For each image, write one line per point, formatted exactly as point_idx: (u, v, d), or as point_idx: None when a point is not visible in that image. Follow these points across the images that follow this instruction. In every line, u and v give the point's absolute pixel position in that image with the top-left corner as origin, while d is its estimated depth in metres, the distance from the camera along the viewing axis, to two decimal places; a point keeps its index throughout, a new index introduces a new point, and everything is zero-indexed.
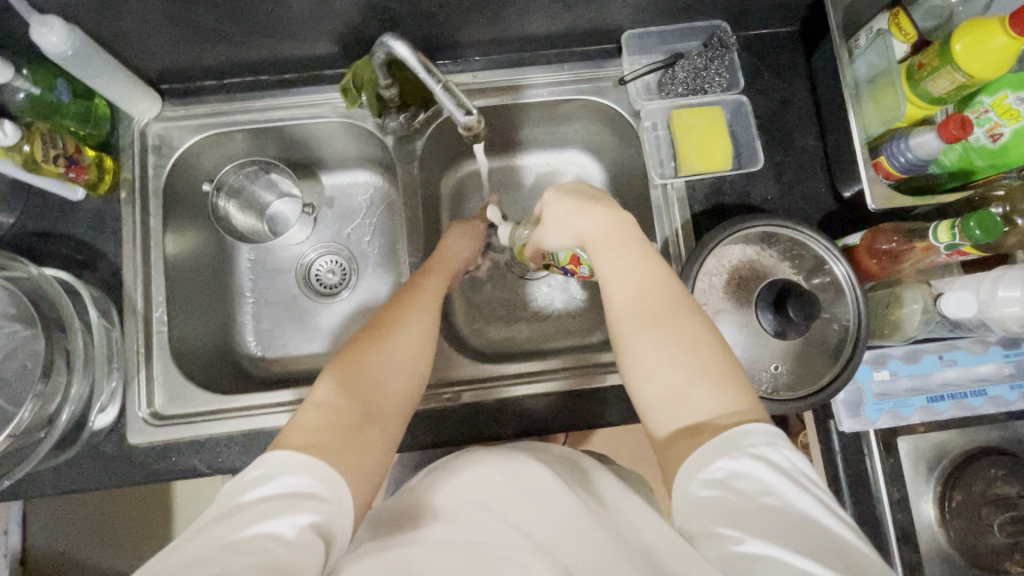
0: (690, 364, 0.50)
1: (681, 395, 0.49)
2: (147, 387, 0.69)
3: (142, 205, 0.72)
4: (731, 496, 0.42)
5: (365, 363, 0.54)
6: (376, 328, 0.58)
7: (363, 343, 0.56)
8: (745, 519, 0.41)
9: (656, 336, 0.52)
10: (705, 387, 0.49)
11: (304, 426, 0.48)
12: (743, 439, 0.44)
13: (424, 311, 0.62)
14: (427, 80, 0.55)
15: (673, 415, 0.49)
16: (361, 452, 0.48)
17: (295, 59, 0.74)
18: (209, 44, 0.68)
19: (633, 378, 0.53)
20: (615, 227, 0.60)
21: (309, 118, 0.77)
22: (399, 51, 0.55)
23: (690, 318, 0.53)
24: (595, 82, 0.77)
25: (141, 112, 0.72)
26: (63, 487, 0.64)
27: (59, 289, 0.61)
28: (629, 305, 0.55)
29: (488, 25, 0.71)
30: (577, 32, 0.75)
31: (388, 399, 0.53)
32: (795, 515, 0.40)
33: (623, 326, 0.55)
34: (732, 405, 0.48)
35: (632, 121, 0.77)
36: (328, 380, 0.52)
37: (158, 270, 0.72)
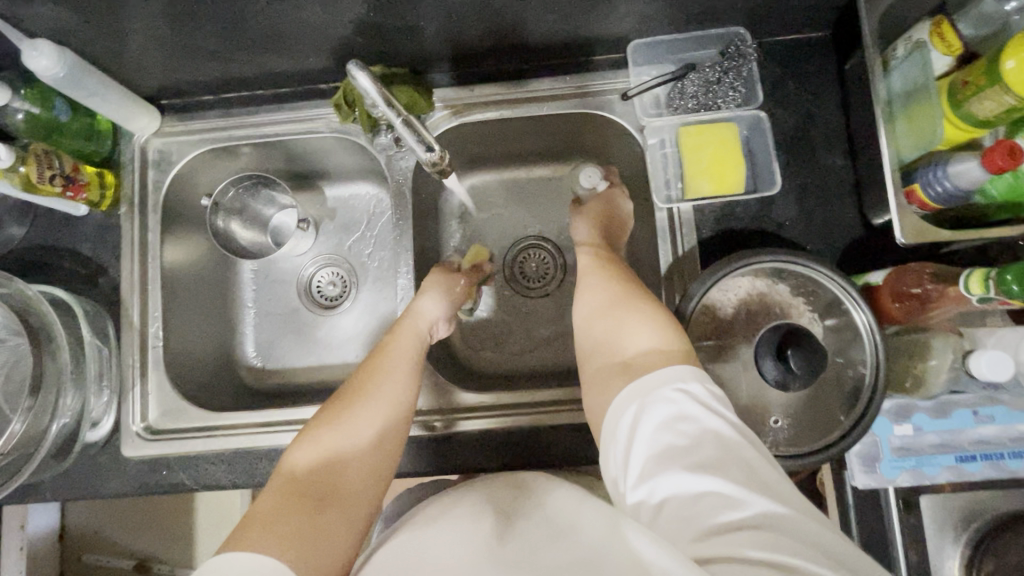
0: (629, 322, 0.55)
1: (621, 352, 0.53)
2: (142, 400, 0.71)
3: (142, 220, 0.73)
4: (663, 432, 0.43)
5: (324, 441, 0.55)
6: (343, 401, 0.59)
7: (328, 420, 0.57)
8: (679, 452, 0.42)
9: (607, 307, 0.59)
10: (644, 327, 0.54)
11: (263, 513, 0.50)
12: (664, 376, 0.47)
13: (397, 380, 0.61)
14: (389, 114, 0.56)
15: (616, 357, 0.53)
16: (318, 540, 0.48)
17: (288, 74, 0.72)
18: (201, 61, 0.68)
19: (589, 337, 0.59)
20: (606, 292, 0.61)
21: (304, 133, 0.75)
22: (359, 81, 0.53)
23: (638, 294, 0.59)
24: (600, 94, 0.72)
25: (140, 128, 0.73)
26: (61, 494, 0.67)
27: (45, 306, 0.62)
28: (593, 291, 0.62)
29: (483, 38, 0.68)
30: (581, 42, 0.70)
31: (353, 477, 0.54)
32: (712, 442, 0.42)
33: (586, 300, 0.62)
34: (664, 348, 0.51)
35: (638, 137, 0.71)
36: (293, 460, 0.54)
37: (155, 284, 0.73)
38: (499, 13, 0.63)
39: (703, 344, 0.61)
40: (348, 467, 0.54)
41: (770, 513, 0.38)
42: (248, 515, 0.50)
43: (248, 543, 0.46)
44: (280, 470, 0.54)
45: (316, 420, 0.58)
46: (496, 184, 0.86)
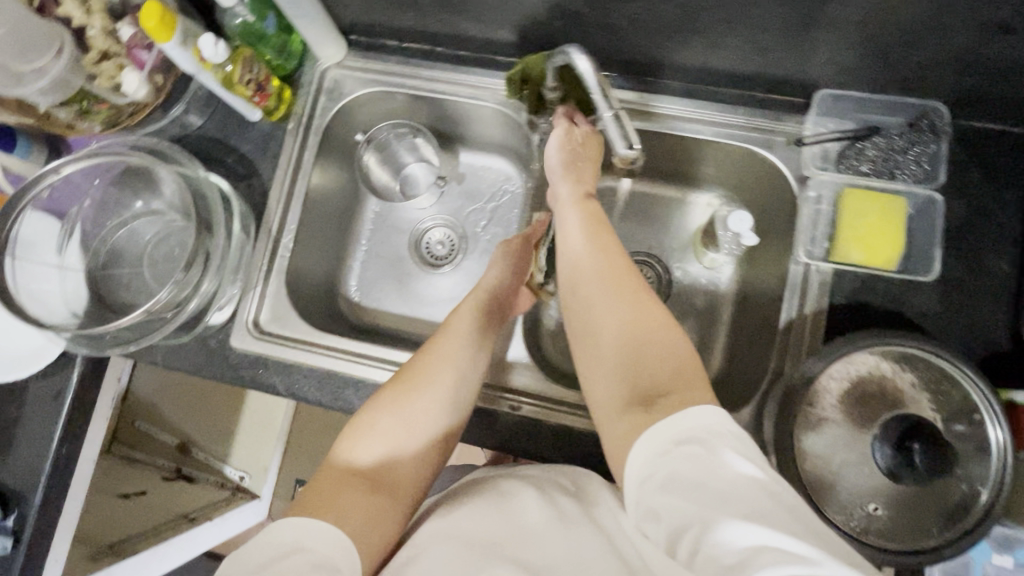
0: (649, 352, 0.52)
1: (641, 386, 0.51)
2: (259, 300, 0.76)
3: (304, 139, 0.79)
4: (698, 476, 0.42)
5: (385, 422, 0.58)
6: (406, 386, 0.61)
7: (387, 404, 0.59)
8: (723, 501, 0.40)
9: (619, 325, 0.55)
10: (659, 361, 0.51)
11: (327, 484, 0.54)
12: (691, 421, 0.45)
13: (456, 367, 0.63)
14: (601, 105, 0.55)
15: (624, 390, 0.52)
16: (376, 519, 0.52)
17: (473, 39, 0.75)
18: (401, 9, 0.72)
19: (590, 351, 0.57)
20: (613, 280, 0.58)
21: (469, 98, 0.78)
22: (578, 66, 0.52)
23: (653, 311, 0.55)
24: (766, 134, 0.71)
25: (327, 57, 0.78)
26: (170, 362, 0.73)
27: (218, 197, 0.69)
28: (600, 297, 0.58)
29: (674, 50, 0.67)
30: (767, 78, 0.69)
31: (406, 461, 0.57)
32: (733, 483, 0.41)
33: (581, 295, 0.59)
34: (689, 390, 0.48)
35: (795, 187, 0.70)
36: (354, 436, 0.57)
37: (298, 199, 0.78)
38: (698, 29, 0.63)
39: (811, 407, 0.60)
40: (402, 457, 0.57)
41: (796, 552, 0.36)
42: (307, 490, 0.54)
43: (319, 514, 0.50)
44: (337, 446, 0.58)
45: (374, 401, 0.60)
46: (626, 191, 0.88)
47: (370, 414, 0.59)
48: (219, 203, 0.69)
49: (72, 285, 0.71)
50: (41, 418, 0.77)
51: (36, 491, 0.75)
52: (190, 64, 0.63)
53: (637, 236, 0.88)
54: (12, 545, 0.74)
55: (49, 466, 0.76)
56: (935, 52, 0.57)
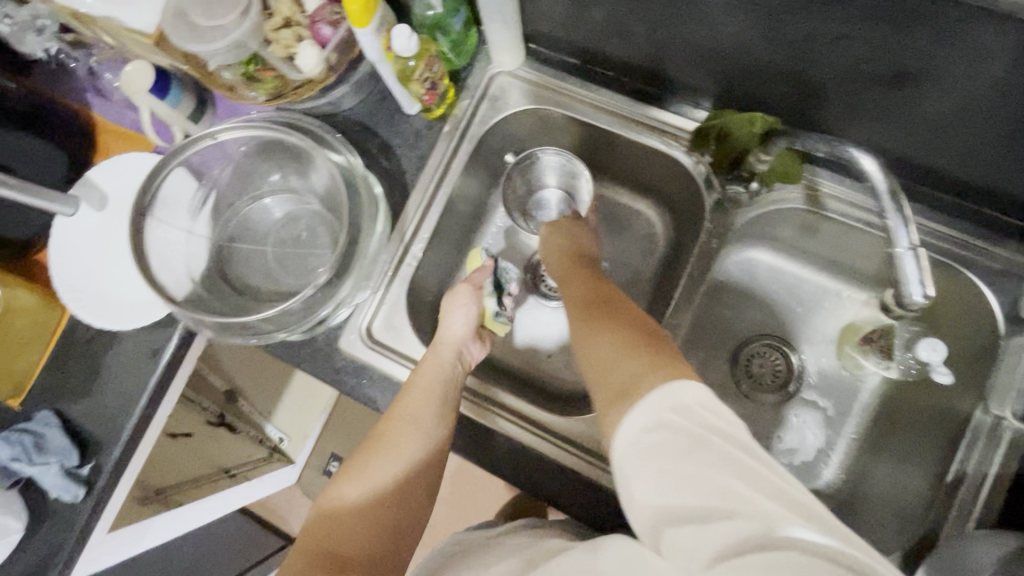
0: (625, 358, 0.44)
1: (619, 381, 0.42)
2: (375, 306, 0.71)
3: (456, 145, 0.73)
4: (655, 454, 0.36)
5: (346, 490, 0.57)
6: (367, 449, 0.59)
7: (348, 473, 0.58)
8: (683, 475, 0.35)
9: (589, 330, 0.50)
10: (620, 355, 0.44)
11: (292, 574, 0.52)
12: (660, 405, 0.38)
13: (427, 421, 0.60)
14: (903, 237, 0.47)
15: (604, 393, 0.44)
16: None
17: (668, 78, 0.67)
18: (602, 31, 0.64)
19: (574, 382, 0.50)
20: (583, 314, 0.53)
21: (642, 140, 0.71)
22: (864, 165, 0.47)
23: (631, 315, 0.50)
24: (980, 258, 0.62)
25: (501, 64, 0.73)
26: (274, 351, 0.68)
27: (372, 190, 0.67)
28: (577, 308, 0.55)
29: (909, 145, 0.59)
30: (1005, 198, 0.59)
31: (384, 524, 0.56)
32: (681, 448, 0.35)
33: (565, 332, 0.53)
34: (659, 369, 0.40)
35: (1002, 328, 0.61)
36: (318, 514, 0.56)
37: (437, 208, 0.72)
38: (953, 132, 0.54)
39: None
40: (369, 527, 0.55)
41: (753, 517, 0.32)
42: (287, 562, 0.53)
43: None
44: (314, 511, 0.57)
45: (342, 469, 0.59)
46: (776, 271, 0.80)
47: (343, 479, 0.58)
48: (372, 201, 0.67)
49: (196, 253, 0.67)
50: (134, 373, 0.74)
51: (115, 445, 0.73)
52: (376, 53, 0.58)
53: (776, 319, 0.80)
54: (83, 495, 0.72)
55: (132, 424, 0.73)
56: None
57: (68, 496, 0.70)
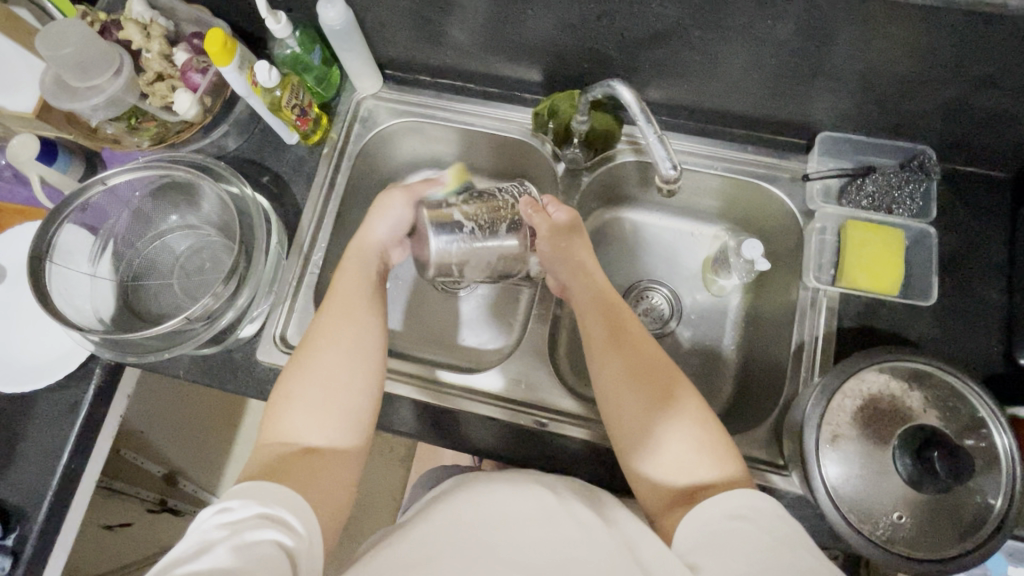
0: (724, 449, 0.54)
1: (682, 475, 0.53)
2: (287, 315, 0.76)
3: (337, 163, 0.82)
4: (726, 530, 0.46)
5: (294, 390, 0.57)
6: (309, 346, 0.60)
7: (296, 369, 0.58)
8: (743, 552, 0.44)
9: (640, 398, 0.58)
10: (702, 453, 0.54)
11: (261, 464, 0.53)
12: (726, 505, 0.48)
13: (352, 333, 0.61)
14: (646, 129, 0.59)
15: (666, 480, 0.54)
16: (326, 492, 0.52)
17: (504, 77, 0.81)
18: (439, 47, 0.78)
19: (626, 445, 0.58)
20: (636, 381, 0.59)
21: (496, 130, 0.83)
22: (625, 97, 0.60)
23: (680, 387, 0.58)
24: (773, 170, 0.78)
25: (365, 88, 0.84)
26: (193, 374, 0.72)
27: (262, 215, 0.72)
28: (619, 368, 0.61)
29: (692, 92, 0.74)
30: (773, 120, 0.76)
31: (335, 433, 0.56)
32: (754, 537, 0.45)
33: (611, 390, 0.60)
34: (716, 476, 0.53)
35: (801, 220, 0.76)
36: (274, 417, 0.56)
37: (330, 219, 0.80)
38: (719, 74, 0.69)
39: (831, 423, 0.62)
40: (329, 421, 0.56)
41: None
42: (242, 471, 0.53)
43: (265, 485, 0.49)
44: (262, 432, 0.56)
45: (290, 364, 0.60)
46: (638, 225, 0.93)
47: (283, 400, 0.57)
48: (262, 220, 0.72)
49: (102, 294, 0.72)
50: (53, 431, 0.74)
51: (42, 507, 0.72)
52: (243, 87, 0.67)
53: (650, 264, 0.93)
54: (10, 565, 0.70)
55: (56, 483, 0.73)
56: (924, 102, 0.65)
57: None
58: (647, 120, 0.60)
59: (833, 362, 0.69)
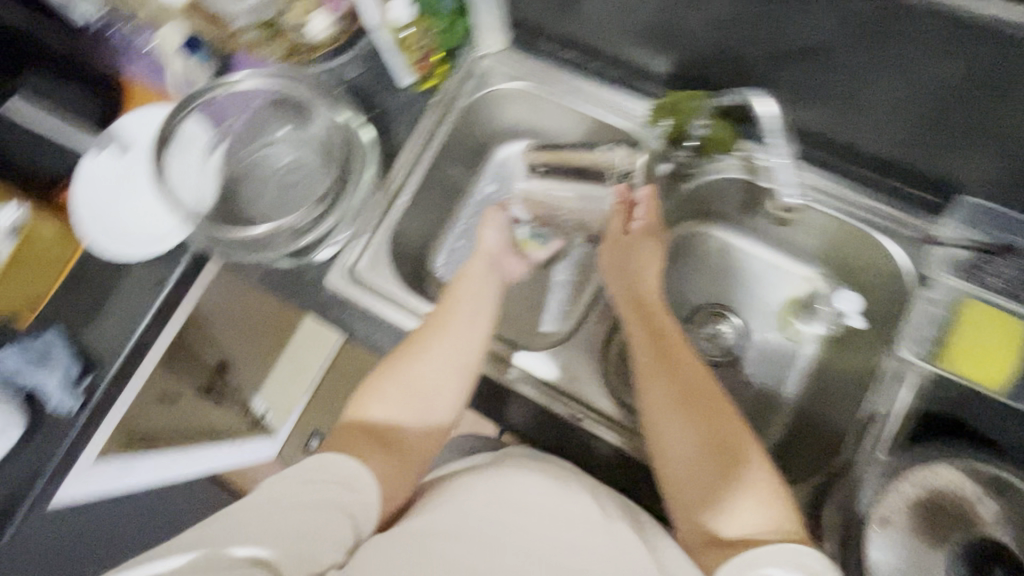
0: (778, 499, 0.51)
1: (737, 515, 0.50)
2: (362, 248, 0.78)
3: (442, 113, 0.83)
4: None
5: (404, 364, 0.60)
6: (422, 333, 0.63)
7: (407, 351, 0.61)
8: None
9: (689, 432, 0.55)
10: (751, 501, 0.51)
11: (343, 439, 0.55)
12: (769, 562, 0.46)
13: (462, 341, 0.63)
14: None
15: (709, 520, 0.51)
16: (398, 480, 0.54)
17: (629, 63, 0.78)
18: (572, 19, 0.75)
19: (668, 474, 0.55)
20: (684, 410, 0.56)
21: (605, 116, 0.81)
22: None
23: (732, 424, 0.55)
24: (893, 225, 0.71)
25: (487, 45, 0.84)
26: (269, 282, 0.76)
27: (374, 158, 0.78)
28: (666, 396, 0.58)
29: (828, 121, 0.68)
30: (910, 171, 0.69)
31: (422, 420, 0.59)
32: None
33: (656, 414, 0.58)
34: (775, 525, 0.49)
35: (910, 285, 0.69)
36: (366, 394, 0.59)
37: (423, 166, 0.81)
38: (865, 108, 0.64)
39: (881, 503, 0.58)
40: (419, 417, 0.58)
41: None
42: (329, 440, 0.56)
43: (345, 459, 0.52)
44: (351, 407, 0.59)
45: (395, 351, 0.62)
46: (725, 245, 0.88)
47: (380, 379, 0.59)
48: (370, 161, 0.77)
49: (206, 181, 0.75)
50: (139, 300, 0.81)
51: (114, 363, 0.79)
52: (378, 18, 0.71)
53: (726, 289, 0.88)
54: (80, 406, 0.78)
55: (132, 346, 0.80)
56: None
57: (66, 406, 0.77)
58: None
59: (904, 443, 0.62)
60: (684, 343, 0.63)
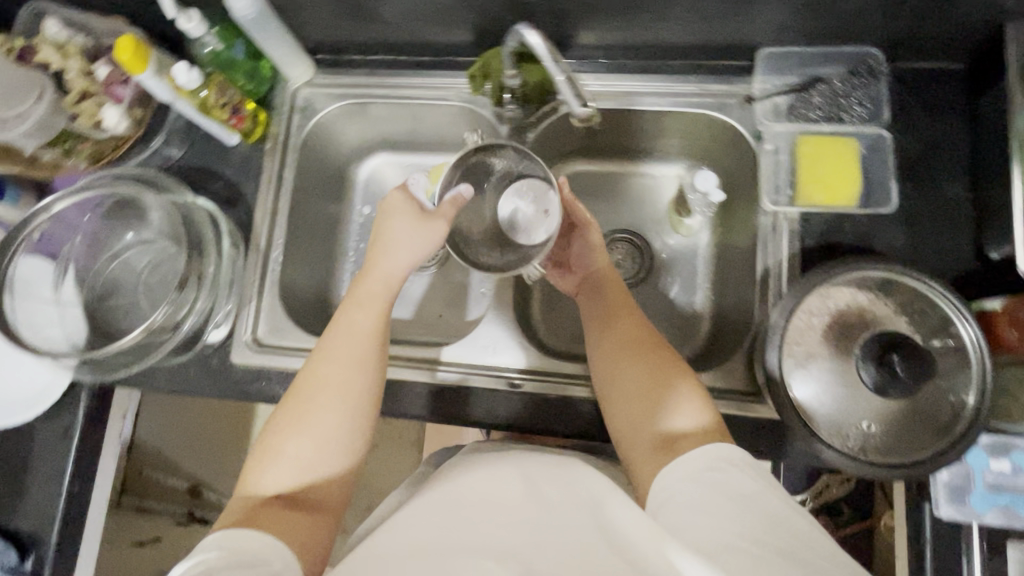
0: (706, 410, 0.56)
1: (662, 432, 0.56)
2: (255, 315, 0.77)
3: (282, 157, 0.81)
4: (720, 493, 0.47)
5: (292, 423, 0.56)
6: (303, 390, 0.58)
7: (289, 410, 0.57)
8: (737, 510, 0.45)
9: (636, 364, 0.61)
10: (685, 410, 0.56)
11: (238, 515, 0.52)
12: (699, 461, 0.50)
13: (347, 387, 0.58)
14: (555, 71, 0.61)
15: (652, 435, 0.56)
16: (304, 534, 0.51)
17: (434, 44, 0.79)
18: (362, 21, 0.76)
19: (617, 405, 0.60)
20: (630, 347, 0.63)
21: (435, 100, 0.82)
22: (530, 39, 0.58)
23: (671, 356, 0.61)
24: (720, 98, 0.75)
25: (297, 77, 0.82)
26: (175, 385, 0.73)
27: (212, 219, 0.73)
28: (613, 340, 0.64)
29: (625, 28, 0.71)
30: (712, 46, 0.73)
31: (323, 473, 0.56)
32: (750, 493, 0.47)
33: (604, 357, 0.64)
34: (703, 429, 0.54)
35: (752, 143, 0.73)
36: (258, 464, 0.56)
37: (282, 214, 0.80)
38: (644, 5, 0.67)
39: (796, 344, 0.61)
40: (319, 474, 0.56)
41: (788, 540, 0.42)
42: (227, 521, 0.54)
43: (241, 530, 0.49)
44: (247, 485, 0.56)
45: (280, 411, 0.58)
46: (599, 175, 0.90)
47: (272, 449, 0.56)
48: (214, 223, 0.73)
49: (70, 319, 0.73)
50: (53, 458, 0.77)
51: (53, 530, 0.75)
52: (166, 92, 0.67)
53: (617, 214, 0.89)
54: None
55: (64, 505, 0.76)
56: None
57: None
58: (555, 64, 0.61)
59: (800, 269, 0.68)
60: (630, 299, 0.69)
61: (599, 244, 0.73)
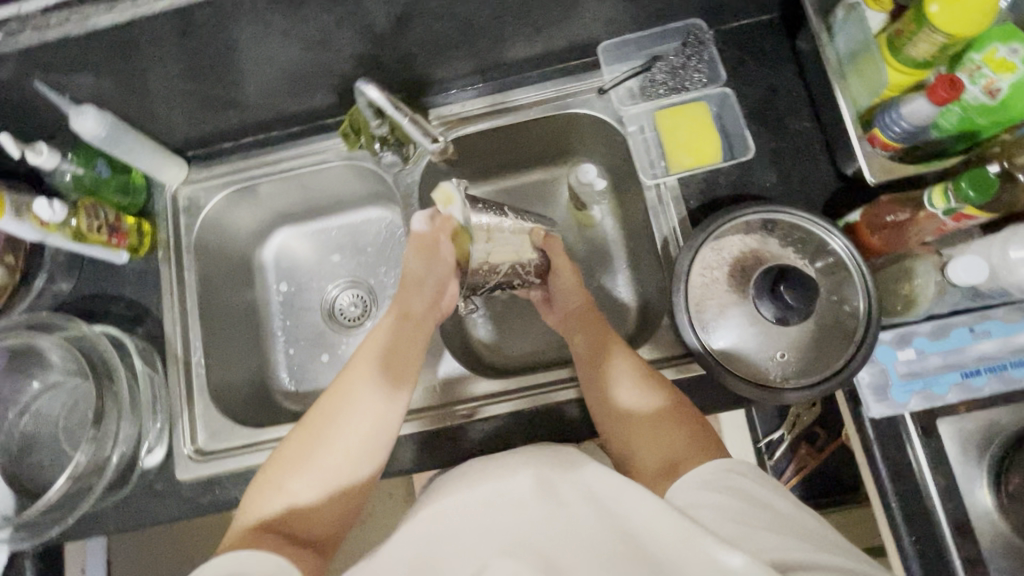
0: (707, 438, 0.56)
1: (666, 459, 0.55)
2: (191, 425, 0.75)
3: (177, 261, 0.80)
4: (728, 496, 0.46)
5: (306, 456, 0.58)
6: (313, 426, 0.59)
7: (304, 434, 0.59)
8: (749, 512, 0.44)
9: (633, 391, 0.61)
10: (689, 438, 0.56)
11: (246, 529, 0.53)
12: (707, 471, 0.50)
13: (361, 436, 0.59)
14: (398, 115, 0.68)
15: (661, 463, 0.55)
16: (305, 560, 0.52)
17: (300, 113, 0.80)
18: (221, 109, 0.76)
19: (621, 437, 0.60)
20: (631, 379, 0.62)
21: (318, 164, 0.83)
22: (371, 95, 0.66)
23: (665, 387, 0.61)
24: (579, 95, 0.79)
25: (171, 179, 0.81)
26: (123, 522, 0.70)
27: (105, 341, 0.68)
28: (610, 373, 0.64)
29: (472, 56, 0.75)
30: (556, 51, 0.78)
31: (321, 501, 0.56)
32: (757, 493, 0.46)
33: (600, 387, 0.63)
34: (707, 448, 0.54)
35: (618, 128, 0.78)
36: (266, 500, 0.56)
37: (194, 316, 0.78)
38: (481, 31, 0.71)
39: (706, 301, 0.65)
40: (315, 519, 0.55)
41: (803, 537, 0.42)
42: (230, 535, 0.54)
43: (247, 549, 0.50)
44: (246, 508, 0.56)
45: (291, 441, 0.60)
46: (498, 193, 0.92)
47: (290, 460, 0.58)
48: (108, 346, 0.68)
49: None
50: None
51: None
52: (33, 232, 0.66)
53: None
54: None
55: None
56: None
57: None
58: (397, 109, 0.68)
59: (690, 225, 0.72)
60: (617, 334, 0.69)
61: (575, 285, 0.74)
